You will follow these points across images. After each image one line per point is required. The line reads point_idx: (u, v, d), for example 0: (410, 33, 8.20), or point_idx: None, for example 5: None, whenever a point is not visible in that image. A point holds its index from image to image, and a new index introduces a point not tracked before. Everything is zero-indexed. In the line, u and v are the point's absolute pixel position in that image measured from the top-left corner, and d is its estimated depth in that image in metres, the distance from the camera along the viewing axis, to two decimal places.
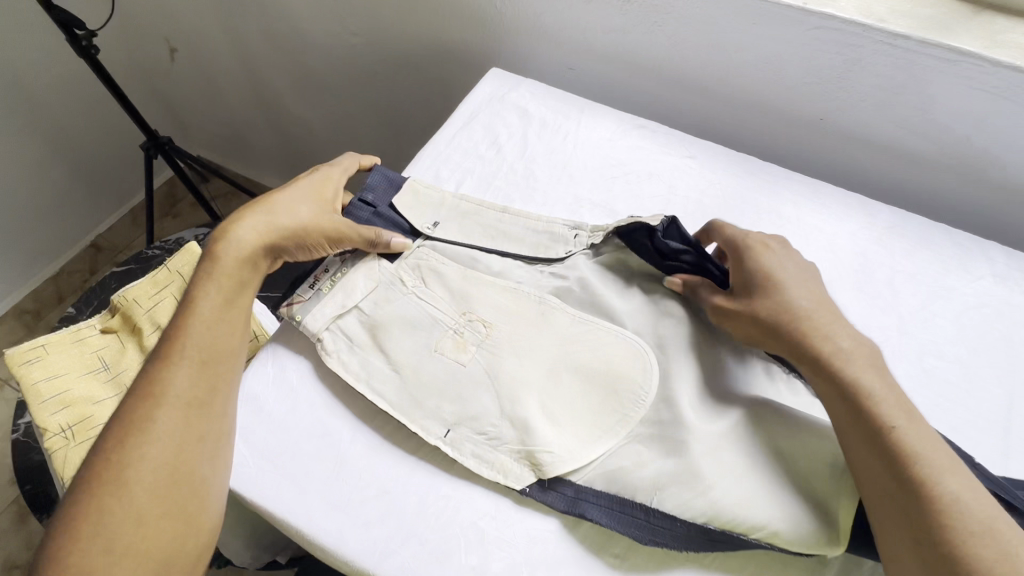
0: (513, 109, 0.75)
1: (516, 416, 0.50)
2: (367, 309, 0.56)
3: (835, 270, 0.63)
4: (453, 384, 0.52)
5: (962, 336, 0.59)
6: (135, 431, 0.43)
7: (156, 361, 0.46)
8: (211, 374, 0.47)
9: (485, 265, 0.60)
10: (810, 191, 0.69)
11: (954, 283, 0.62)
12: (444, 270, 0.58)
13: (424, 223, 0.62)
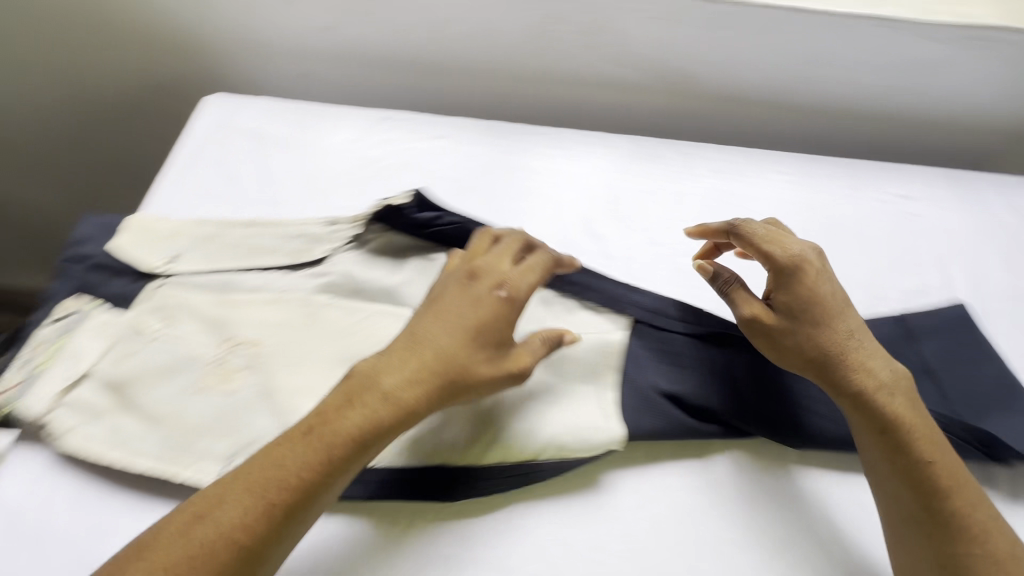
0: (246, 134, 0.69)
1: (295, 425, 0.47)
2: (105, 371, 0.49)
3: (592, 207, 0.68)
4: (213, 411, 0.48)
5: (699, 231, 0.67)
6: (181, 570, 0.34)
7: (242, 492, 0.37)
8: (282, 532, 0.37)
9: (238, 284, 0.55)
10: (558, 141, 0.73)
11: (684, 189, 0.71)
12: (184, 301, 0.53)
13: (159, 260, 0.56)
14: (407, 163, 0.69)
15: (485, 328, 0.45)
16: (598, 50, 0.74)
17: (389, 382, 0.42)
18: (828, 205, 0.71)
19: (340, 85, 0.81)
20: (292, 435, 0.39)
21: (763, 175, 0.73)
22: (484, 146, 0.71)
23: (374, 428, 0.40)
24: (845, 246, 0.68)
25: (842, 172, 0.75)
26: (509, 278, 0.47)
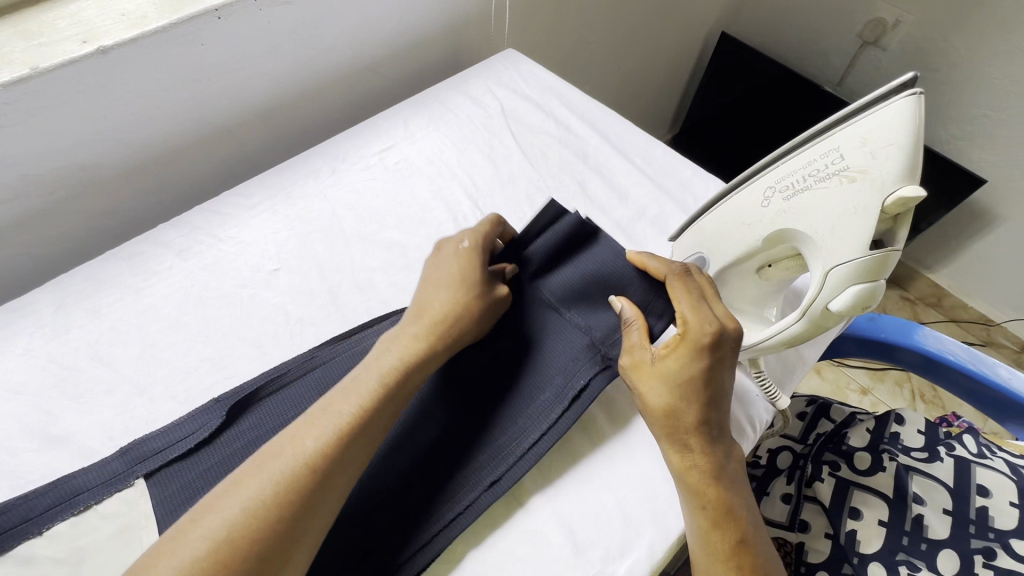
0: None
1: None
2: None
3: (256, 300, 0.62)
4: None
5: (401, 262, 0.67)
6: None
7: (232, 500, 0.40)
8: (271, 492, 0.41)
9: None
10: (193, 242, 0.66)
11: (376, 231, 0.69)
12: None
13: None
14: (13, 386, 0.55)
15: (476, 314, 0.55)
16: (185, 105, 0.69)
17: (370, 384, 0.48)
18: (459, 161, 0.77)
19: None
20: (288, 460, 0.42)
21: (406, 150, 0.78)
22: (106, 299, 0.61)
23: (363, 414, 0.46)
24: (485, 193, 0.74)
25: (456, 121, 0.82)
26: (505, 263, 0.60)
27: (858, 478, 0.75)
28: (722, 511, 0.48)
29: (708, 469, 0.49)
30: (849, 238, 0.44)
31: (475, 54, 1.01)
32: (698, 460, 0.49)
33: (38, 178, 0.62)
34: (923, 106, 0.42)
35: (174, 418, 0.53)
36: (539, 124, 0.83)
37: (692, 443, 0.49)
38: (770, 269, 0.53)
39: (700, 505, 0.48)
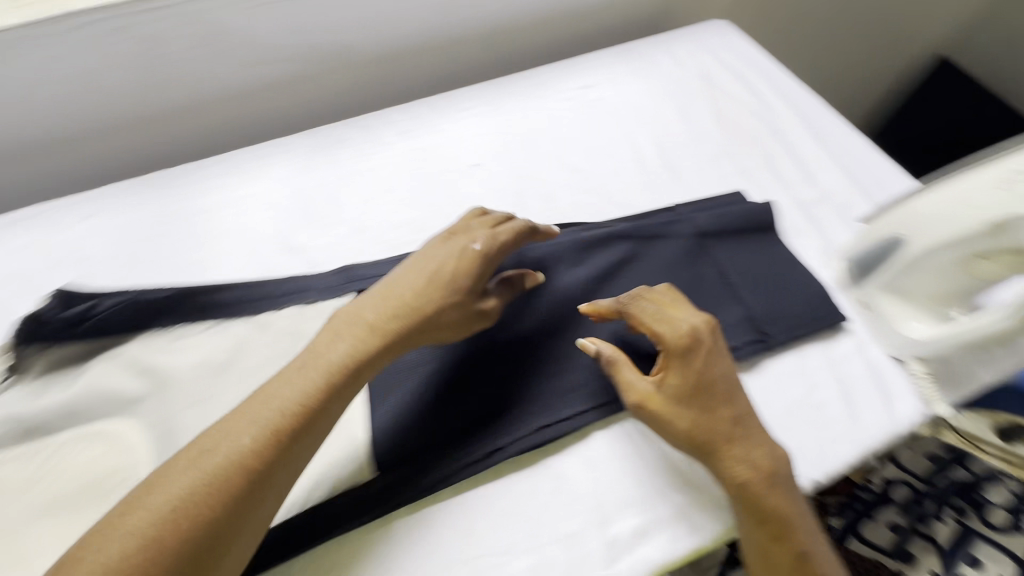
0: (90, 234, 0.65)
1: None
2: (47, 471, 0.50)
3: (456, 185, 0.71)
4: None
5: (584, 185, 0.72)
6: (138, 523, 0.37)
7: (185, 468, 0.39)
8: (212, 462, 0.40)
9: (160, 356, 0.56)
10: (413, 126, 0.77)
11: (566, 154, 0.75)
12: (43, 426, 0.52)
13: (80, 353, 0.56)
14: (271, 202, 0.69)
15: (421, 296, 0.50)
16: (434, 10, 0.79)
17: (337, 353, 0.46)
18: (651, 111, 0.81)
19: (100, 151, 0.74)
20: (218, 428, 0.42)
21: (604, 91, 0.83)
22: (343, 155, 0.74)
23: (343, 366, 0.46)
24: (672, 144, 0.77)
25: (655, 75, 0.85)
26: (480, 235, 0.55)
27: (988, 532, 0.71)
28: (778, 513, 0.48)
29: (751, 477, 0.49)
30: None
31: (680, 20, 1.02)
32: (735, 471, 0.49)
33: (316, 45, 0.76)
34: None
35: (381, 257, 0.65)
36: (737, 92, 0.83)
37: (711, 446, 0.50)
38: (982, 263, 0.55)
39: (752, 513, 0.48)
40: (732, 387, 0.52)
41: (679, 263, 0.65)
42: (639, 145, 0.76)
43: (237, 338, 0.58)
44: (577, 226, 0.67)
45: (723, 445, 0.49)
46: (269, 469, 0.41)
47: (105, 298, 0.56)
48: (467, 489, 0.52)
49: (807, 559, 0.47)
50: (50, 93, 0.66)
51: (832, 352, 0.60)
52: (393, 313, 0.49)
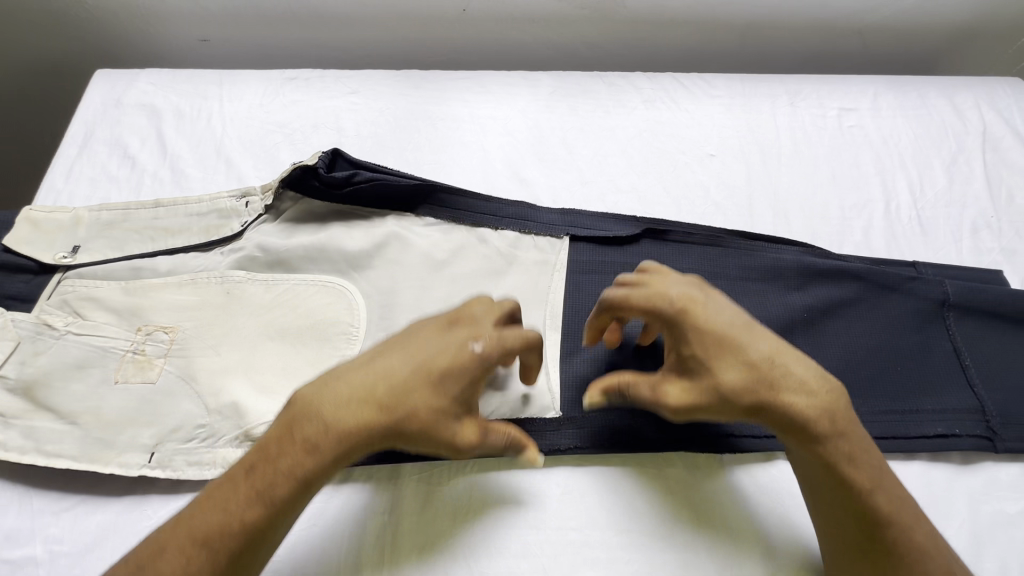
0: (349, 108, 0.71)
1: None
2: (280, 299, 0.55)
3: (688, 168, 0.69)
4: (330, 368, 0.53)
5: (820, 208, 0.67)
6: (162, 536, 0.40)
7: (216, 492, 0.41)
8: (218, 487, 0.41)
9: (390, 235, 0.60)
10: (657, 97, 0.75)
11: (808, 172, 0.70)
12: (289, 262, 0.57)
13: (326, 209, 0.61)
14: (508, 129, 0.71)
15: (448, 376, 0.45)
16: None
17: (316, 394, 0.43)
18: (913, 156, 0.73)
19: (370, 36, 0.79)
20: (270, 443, 0.42)
21: (864, 120, 0.76)
22: (584, 105, 0.73)
23: (343, 398, 0.43)
24: (928, 198, 0.69)
25: (926, 119, 0.77)
26: (487, 335, 0.46)
27: None
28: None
29: (899, 567, 0.42)
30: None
31: (960, 66, 0.91)
32: (877, 556, 0.43)
33: None
34: None
35: (601, 212, 0.64)
36: (1019, 163, 0.73)
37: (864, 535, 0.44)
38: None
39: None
40: (886, 471, 0.45)
41: (909, 322, 0.60)
42: (890, 187, 0.70)
43: (458, 244, 0.61)
44: (805, 248, 0.63)
45: (857, 530, 0.44)
46: (294, 496, 0.42)
47: (364, 171, 0.60)
48: (633, 464, 0.52)
49: None
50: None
51: None
52: (423, 411, 0.44)
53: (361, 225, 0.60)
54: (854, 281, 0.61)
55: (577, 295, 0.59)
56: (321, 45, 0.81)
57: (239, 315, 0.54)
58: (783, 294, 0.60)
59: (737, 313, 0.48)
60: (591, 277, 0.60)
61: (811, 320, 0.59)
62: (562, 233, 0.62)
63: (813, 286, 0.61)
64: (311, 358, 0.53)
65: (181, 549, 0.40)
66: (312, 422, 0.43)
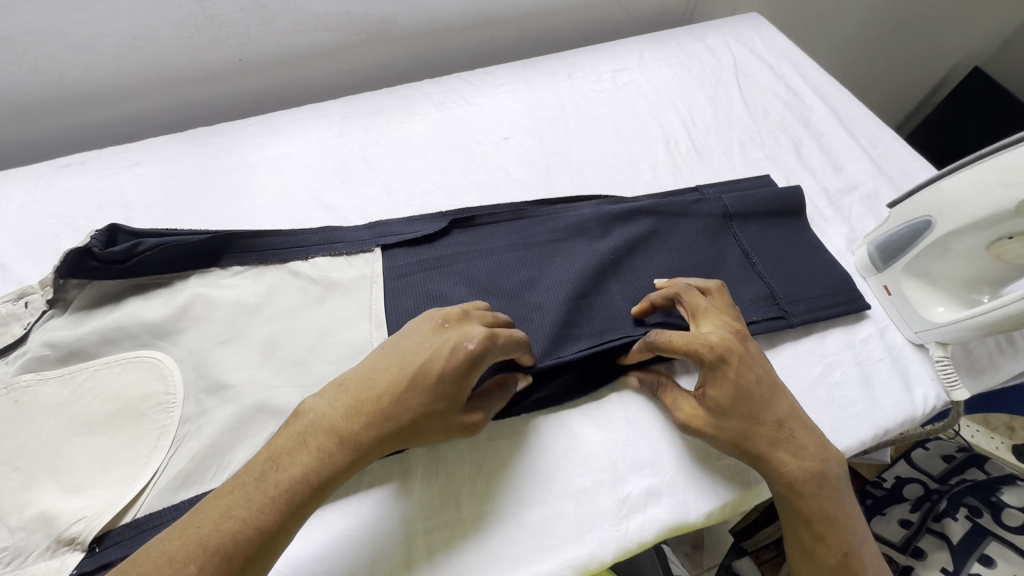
0: (133, 180, 0.68)
1: (279, 408, 0.52)
2: (79, 391, 0.52)
3: (485, 156, 0.73)
4: (149, 443, 0.50)
5: (610, 160, 0.73)
6: (161, 547, 0.36)
7: (233, 498, 0.38)
8: (239, 493, 0.38)
9: (192, 294, 0.58)
10: (447, 99, 0.79)
11: (595, 132, 0.76)
12: (84, 350, 0.54)
13: (118, 285, 0.58)
14: (306, 161, 0.71)
15: (445, 382, 0.44)
16: None
17: (332, 415, 0.42)
18: (681, 97, 0.81)
19: (150, 105, 0.78)
20: (313, 447, 0.41)
21: (635, 76, 0.84)
22: (378, 121, 0.76)
23: (356, 402, 0.43)
24: (701, 129, 0.78)
25: (687, 63, 0.86)
26: (477, 332, 0.45)
27: (1000, 531, 0.69)
28: (840, 514, 0.48)
29: (816, 512, 0.48)
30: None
31: (714, 12, 1.03)
32: (797, 502, 0.48)
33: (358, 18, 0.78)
34: None
35: (410, 216, 0.66)
36: (766, 81, 0.84)
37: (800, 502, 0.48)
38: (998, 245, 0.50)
39: (812, 534, 0.48)
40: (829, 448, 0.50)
41: (702, 238, 0.66)
42: (665, 127, 0.77)
43: (268, 284, 0.60)
44: (602, 198, 0.69)
45: (785, 455, 0.49)
46: (307, 505, 0.40)
47: (148, 238, 0.58)
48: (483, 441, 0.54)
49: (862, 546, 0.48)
50: (110, 46, 0.70)
51: (851, 337, 0.60)
52: (422, 412, 0.44)
53: (160, 293, 0.58)
54: (648, 216, 0.67)
55: (398, 299, 0.60)
56: (101, 123, 0.78)
57: (34, 420, 0.50)
58: (591, 244, 0.65)
59: (764, 368, 0.51)
60: (410, 280, 0.61)
61: (619, 261, 0.64)
62: (373, 246, 0.63)
63: (616, 230, 0.66)
64: (124, 441, 0.50)
65: (187, 554, 0.35)
66: (346, 416, 0.42)
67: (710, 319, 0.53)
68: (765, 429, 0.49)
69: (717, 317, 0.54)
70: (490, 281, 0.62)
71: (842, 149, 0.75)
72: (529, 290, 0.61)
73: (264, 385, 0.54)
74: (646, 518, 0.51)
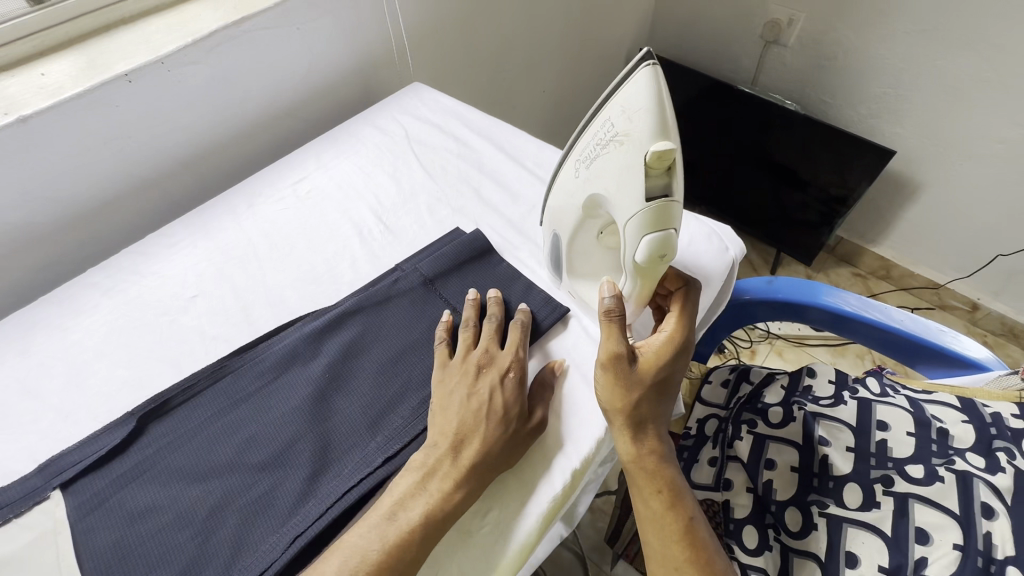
0: None
1: None
2: None
3: (174, 325, 0.68)
4: None
5: (308, 274, 0.73)
6: None
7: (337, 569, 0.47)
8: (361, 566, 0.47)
9: None
10: (118, 280, 0.72)
11: (287, 252, 0.76)
12: None
13: None
14: None
15: (495, 432, 0.55)
16: (106, 161, 0.77)
17: (414, 503, 0.51)
18: (365, 183, 0.84)
19: None
20: (448, 477, 0.52)
21: (317, 180, 0.85)
22: (36, 338, 0.67)
23: (454, 469, 0.52)
24: (390, 208, 0.81)
25: (364, 150, 0.90)
26: (509, 366, 0.60)
27: (772, 431, 0.79)
28: (669, 481, 0.56)
29: (653, 474, 0.56)
30: (631, 191, 0.51)
31: (388, 88, 1.10)
32: (641, 467, 0.56)
33: None
34: (736, 267, 0.74)
35: (91, 433, 0.58)
36: (437, 140, 0.91)
37: (647, 466, 0.56)
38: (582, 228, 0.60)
39: (651, 494, 0.55)
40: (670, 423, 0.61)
41: (411, 314, 0.67)
42: (356, 219, 0.79)
43: None
44: (307, 318, 0.67)
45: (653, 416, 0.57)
46: None
47: None
48: None
49: (688, 508, 0.55)
50: None
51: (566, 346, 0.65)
52: (503, 426, 0.55)
53: None
54: (354, 317, 0.67)
55: (91, 539, 0.51)
56: None
57: None
58: (304, 369, 0.62)
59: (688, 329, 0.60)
60: (102, 509, 0.53)
61: (337, 374, 0.62)
62: (48, 492, 0.54)
63: (327, 344, 0.64)
64: None
65: None
66: (447, 455, 0.53)
67: (460, 368, 0.60)
68: (654, 388, 0.57)
69: (461, 368, 0.60)
70: (201, 463, 0.56)
71: (513, 179, 0.83)
72: (248, 452, 0.56)
73: None
74: None
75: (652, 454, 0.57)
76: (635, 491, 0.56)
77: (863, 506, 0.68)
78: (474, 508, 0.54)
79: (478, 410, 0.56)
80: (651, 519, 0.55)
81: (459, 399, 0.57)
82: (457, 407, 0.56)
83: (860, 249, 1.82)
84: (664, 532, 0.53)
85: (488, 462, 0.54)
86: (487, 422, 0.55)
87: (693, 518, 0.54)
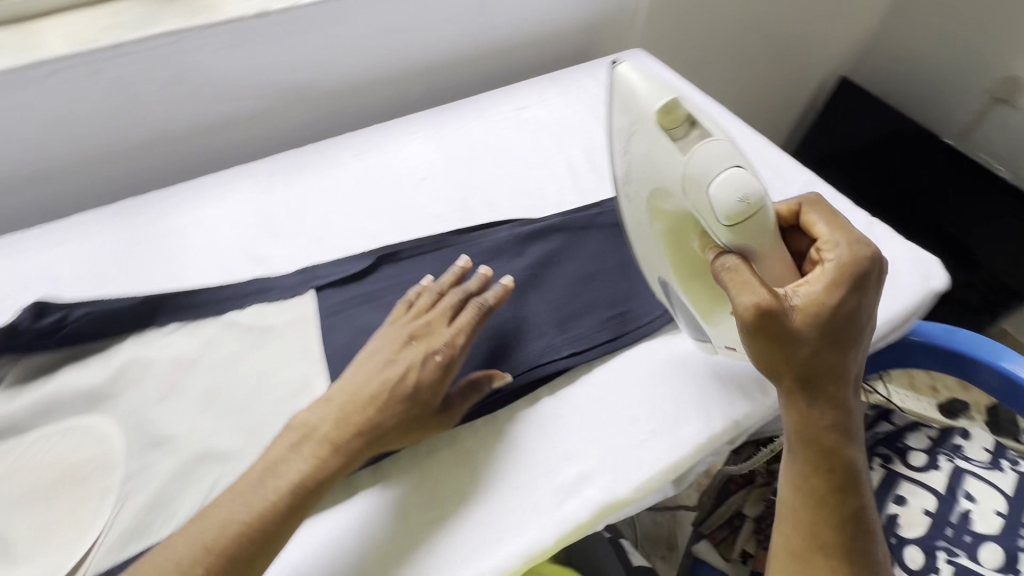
0: (63, 256, 0.70)
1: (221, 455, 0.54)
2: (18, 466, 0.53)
3: (406, 196, 0.79)
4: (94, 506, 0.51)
5: (521, 187, 0.81)
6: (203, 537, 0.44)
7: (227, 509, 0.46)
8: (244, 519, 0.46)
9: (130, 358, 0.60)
10: (367, 148, 0.85)
11: (504, 164, 0.84)
12: (22, 424, 0.55)
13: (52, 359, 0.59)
14: (234, 219, 0.75)
15: (388, 410, 0.53)
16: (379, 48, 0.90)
17: (290, 469, 0.49)
18: (579, 125, 0.91)
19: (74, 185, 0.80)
20: (323, 445, 0.51)
21: (537, 111, 0.93)
22: (302, 175, 0.81)
23: (336, 436, 0.51)
24: (599, 152, 0.87)
25: (582, 96, 0.96)
26: (441, 346, 0.57)
27: (909, 472, 0.77)
28: (832, 442, 0.52)
29: (819, 434, 0.52)
30: (672, 152, 0.51)
31: (606, 48, 1.15)
32: (809, 427, 0.52)
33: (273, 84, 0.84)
34: (935, 299, 0.72)
35: (338, 258, 0.71)
36: (651, 104, 0.95)
37: (808, 429, 0.52)
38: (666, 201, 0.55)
39: (813, 455, 0.52)
40: (853, 376, 0.54)
41: (608, 245, 0.74)
42: (568, 153, 0.86)
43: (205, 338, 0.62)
44: (516, 222, 0.76)
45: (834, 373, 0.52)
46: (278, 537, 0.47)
47: (80, 308, 0.60)
48: (422, 456, 0.57)
49: (843, 475, 0.53)
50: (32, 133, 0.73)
51: None
52: (400, 412, 0.54)
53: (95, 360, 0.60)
54: (558, 232, 0.74)
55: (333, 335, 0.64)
56: (32, 207, 0.80)
57: None
58: (510, 262, 0.71)
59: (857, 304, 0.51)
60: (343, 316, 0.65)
61: (538, 274, 0.70)
62: (305, 290, 0.67)
63: (531, 247, 0.73)
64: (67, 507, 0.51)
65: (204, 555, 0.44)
66: (332, 424, 0.52)
67: (393, 338, 0.58)
68: (818, 343, 0.50)
69: (393, 337, 0.58)
70: None
71: None
72: None
73: (205, 434, 0.56)
74: (576, 505, 0.55)
75: (818, 414, 0.52)
76: (788, 447, 0.54)
77: (1001, 569, 0.67)
78: (638, 420, 0.61)
79: (388, 382, 0.54)
80: (797, 481, 0.53)
81: (375, 365, 0.56)
82: (365, 374, 0.55)
83: (1019, 349, 1.65)
84: (809, 495, 0.52)
85: (368, 441, 0.52)
86: (386, 399, 0.54)
87: (842, 487, 0.53)
